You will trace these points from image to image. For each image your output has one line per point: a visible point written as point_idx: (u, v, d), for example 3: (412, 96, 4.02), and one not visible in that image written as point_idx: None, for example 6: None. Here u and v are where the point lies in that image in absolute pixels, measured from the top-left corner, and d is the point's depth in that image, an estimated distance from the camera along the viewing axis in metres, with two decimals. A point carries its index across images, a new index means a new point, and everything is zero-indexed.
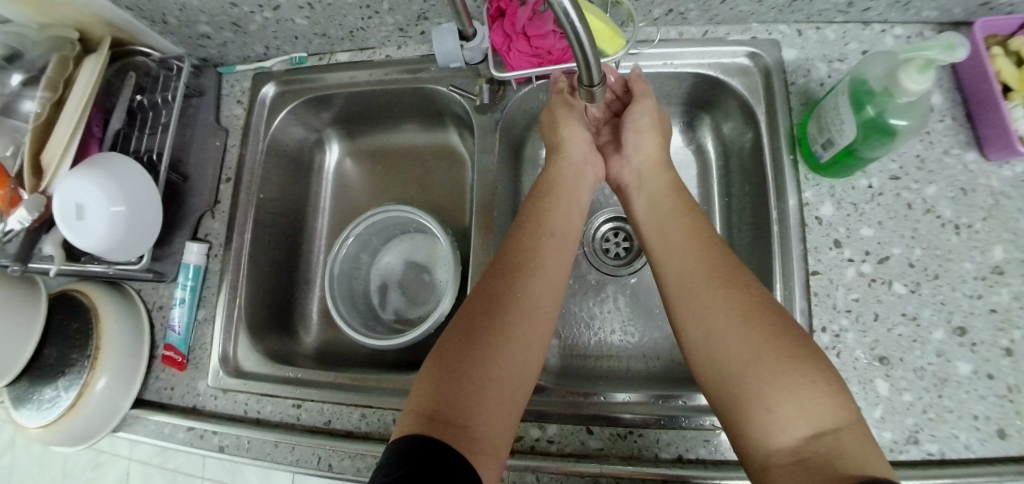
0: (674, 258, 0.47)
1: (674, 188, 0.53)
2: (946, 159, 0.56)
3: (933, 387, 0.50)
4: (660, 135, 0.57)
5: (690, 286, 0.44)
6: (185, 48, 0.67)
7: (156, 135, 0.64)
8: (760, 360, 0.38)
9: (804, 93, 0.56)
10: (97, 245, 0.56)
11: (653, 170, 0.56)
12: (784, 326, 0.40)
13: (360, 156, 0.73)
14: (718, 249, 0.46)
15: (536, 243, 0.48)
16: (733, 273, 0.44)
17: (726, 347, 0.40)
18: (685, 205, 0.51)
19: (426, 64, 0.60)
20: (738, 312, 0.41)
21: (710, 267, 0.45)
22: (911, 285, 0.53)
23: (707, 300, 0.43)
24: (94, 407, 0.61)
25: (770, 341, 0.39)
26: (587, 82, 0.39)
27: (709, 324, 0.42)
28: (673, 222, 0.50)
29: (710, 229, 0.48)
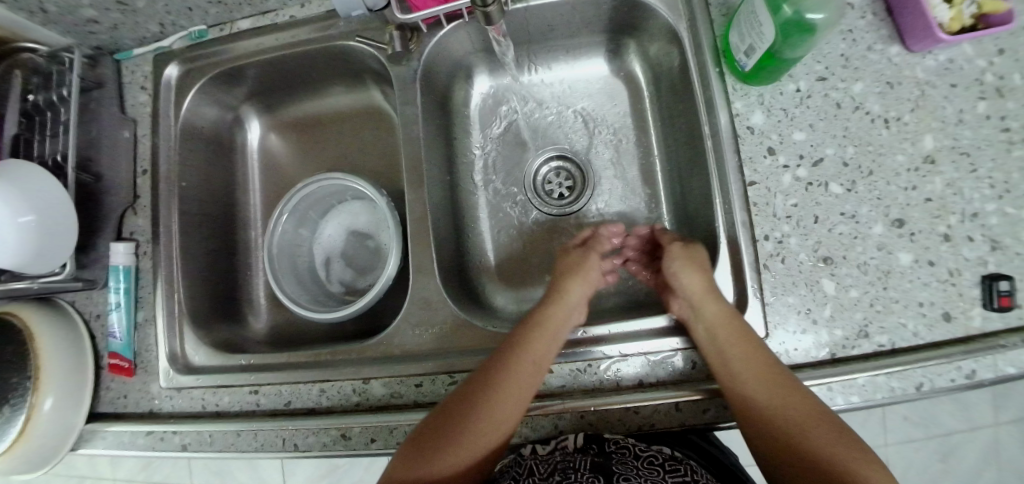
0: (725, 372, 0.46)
1: (719, 297, 0.49)
2: (871, 55, 0.55)
3: (877, 281, 0.51)
4: (689, 258, 0.52)
5: (751, 406, 0.44)
6: (74, 38, 0.62)
7: (58, 136, 0.58)
8: (822, 473, 0.40)
9: (724, 3, 0.55)
10: (10, 261, 0.52)
11: (686, 275, 0.51)
12: (840, 437, 0.41)
13: (285, 131, 0.69)
14: (765, 358, 0.45)
15: (533, 348, 0.48)
16: (788, 387, 0.44)
17: (790, 463, 0.42)
18: (721, 309, 0.48)
19: (333, 19, 0.56)
20: (795, 429, 0.42)
21: (764, 380, 0.44)
22: (847, 184, 0.53)
23: (771, 417, 0.43)
24: (48, 426, 0.58)
25: (831, 452, 0.40)
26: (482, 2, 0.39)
27: (774, 438, 0.43)
28: (718, 330, 0.47)
29: (756, 339, 0.46)
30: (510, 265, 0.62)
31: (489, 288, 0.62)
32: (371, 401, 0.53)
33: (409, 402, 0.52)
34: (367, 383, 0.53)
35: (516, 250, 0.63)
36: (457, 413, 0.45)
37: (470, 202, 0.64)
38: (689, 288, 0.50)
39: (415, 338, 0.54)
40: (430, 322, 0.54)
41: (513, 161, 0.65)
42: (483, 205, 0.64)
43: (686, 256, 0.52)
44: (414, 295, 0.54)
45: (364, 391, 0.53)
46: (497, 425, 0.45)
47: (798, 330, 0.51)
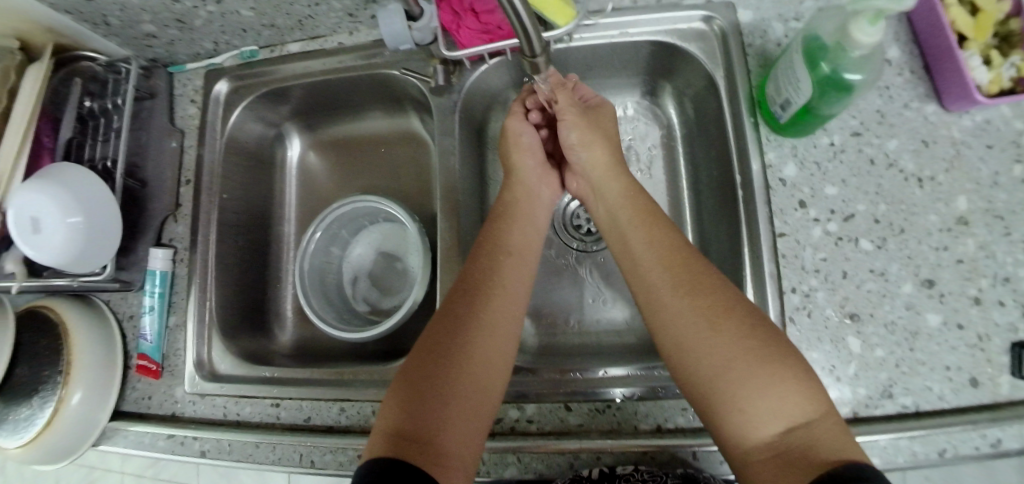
0: (638, 266, 0.47)
1: (627, 185, 0.52)
2: (907, 113, 0.55)
3: (904, 341, 0.51)
4: (595, 119, 0.56)
5: (659, 299, 0.43)
6: (132, 50, 0.64)
7: (110, 141, 0.62)
8: (726, 362, 0.38)
9: (762, 54, 0.55)
10: (59, 259, 0.55)
11: (593, 146, 0.55)
12: (749, 330, 0.39)
13: (322, 149, 0.71)
14: (682, 249, 0.46)
15: (494, 265, 0.49)
16: (698, 272, 0.43)
17: (697, 356, 0.40)
18: (645, 211, 0.49)
19: (379, 48, 0.59)
20: (702, 316, 0.40)
21: (674, 267, 0.44)
22: (877, 241, 0.53)
23: (676, 311, 0.42)
24: (72, 421, 0.60)
25: (737, 345, 0.38)
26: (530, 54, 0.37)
27: (678, 335, 0.41)
28: (641, 228, 0.48)
29: (673, 232, 0.47)
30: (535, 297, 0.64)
31: None
32: None
33: None
34: None
35: (543, 282, 0.64)
36: (449, 326, 0.45)
37: None
38: (603, 178, 0.54)
39: None
40: None
41: None
42: None
43: (593, 119, 0.56)
44: None
45: None
46: (481, 363, 0.43)
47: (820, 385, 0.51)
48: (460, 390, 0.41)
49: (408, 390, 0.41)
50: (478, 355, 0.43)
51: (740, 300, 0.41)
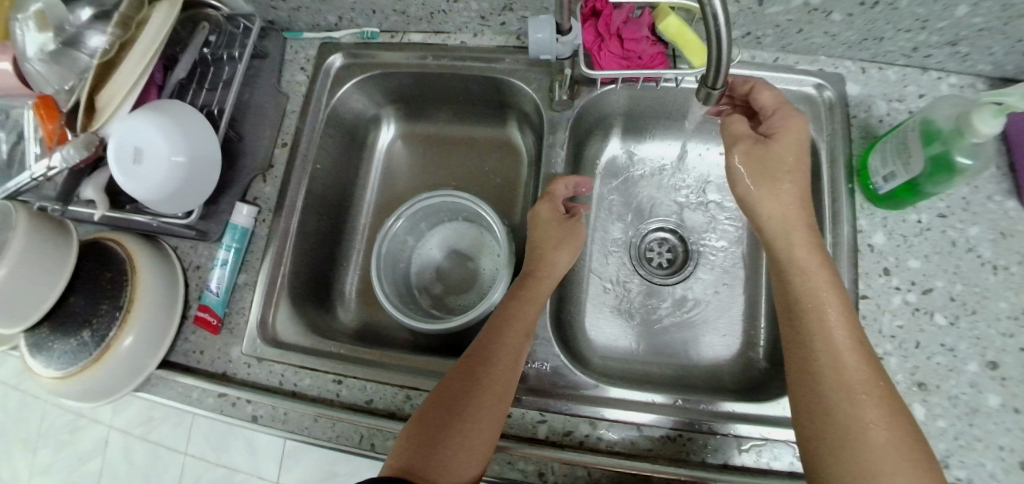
0: (803, 341, 0.44)
1: (805, 234, 0.47)
2: (989, 204, 0.58)
3: (964, 416, 0.52)
4: (763, 158, 0.48)
5: (812, 381, 0.42)
6: (255, 8, 0.65)
7: (217, 91, 0.62)
8: (876, 475, 0.37)
9: (866, 127, 0.59)
10: (154, 194, 0.54)
11: (764, 184, 0.48)
12: (904, 441, 0.38)
13: (413, 138, 0.73)
14: (852, 327, 0.43)
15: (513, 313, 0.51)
16: (859, 364, 0.41)
17: (840, 456, 0.39)
18: (820, 276, 0.45)
19: (501, 54, 0.61)
20: (856, 416, 0.39)
21: (836, 353, 0.42)
22: (950, 317, 0.55)
23: (837, 400, 0.40)
24: (121, 362, 0.58)
25: (891, 455, 0.37)
26: (709, 85, 0.38)
27: (829, 427, 0.40)
28: (814, 294, 0.45)
29: (845, 305, 0.44)
30: (600, 318, 0.65)
31: (581, 334, 0.64)
32: None
33: None
34: None
35: (611, 307, 0.66)
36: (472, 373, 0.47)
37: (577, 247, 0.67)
38: (780, 225, 0.47)
39: None
40: (531, 356, 0.56)
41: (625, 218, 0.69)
42: (589, 257, 0.68)
43: (760, 155, 0.49)
44: None
45: None
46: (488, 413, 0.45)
47: None
48: (462, 435, 0.44)
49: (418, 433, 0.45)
50: (478, 418, 0.45)
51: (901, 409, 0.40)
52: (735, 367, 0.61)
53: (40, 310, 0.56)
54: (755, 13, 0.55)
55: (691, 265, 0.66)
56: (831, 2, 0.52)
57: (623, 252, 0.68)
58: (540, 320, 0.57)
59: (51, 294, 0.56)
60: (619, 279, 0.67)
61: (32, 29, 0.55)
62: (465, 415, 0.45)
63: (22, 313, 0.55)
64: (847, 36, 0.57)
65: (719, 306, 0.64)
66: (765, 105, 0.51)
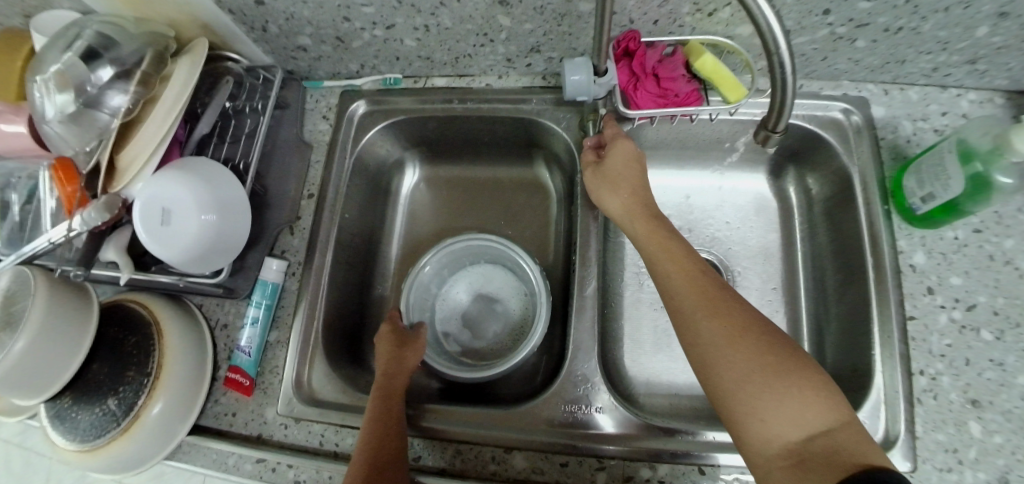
0: (669, 291, 0.46)
1: (648, 202, 0.52)
2: (1021, 216, 0.58)
3: (1021, 430, 0.51)
4: (604, 176, 0.54)
5: (681, 317, 0.44)
6: (275, 59, 0.64)
7: (240, 143, 0.61)
8: (748, 378, 0.39)
9: (894, 148, 0.60)
10: (182, 255, 0.52)
11: (605, 197, 0.53)
12: (766, 342, 0.40)
13: (437, 182, 0.73)
14: (692, 262, 0.46)
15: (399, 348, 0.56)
16: (711, 289, 0.44)
17: (718, 372, 0.40)
18: (665, 240, 0.48)
19: (528, 95, 0.61)
20: (724, 335, 0.41)
21: (692, 287, 0.44)
22: (996, 332, 0.55)
23: (700, 327, 0.42)
24: (151, 432, 0.55)
25: (755, 360, 0.39)
26: (772, 126, 0.40)
27: (702, 351, 0.41)
28: (657, 251, 0.48)
29: (684, 248, 0.48)
30: (642, 353, 0.64)
31: (623, 369, 0.63)
32: (511, 473, 0.52)
33: (552, 480, 0.51)
34: (508, 453, 0.53)
35: (650, 342, 0.65)
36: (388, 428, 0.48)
37: (612, 281, 0.67)
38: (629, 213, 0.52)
39: (566, 415, 0.53)
40: (582, 400, 0.54)
41: None
42: (624, 291, 0.67)
43: (601, 178, 0.54)
44: (567, 371, 0.55)
45: (504, 461, 0.53)
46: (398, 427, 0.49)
47: (944, 468, 0.51)
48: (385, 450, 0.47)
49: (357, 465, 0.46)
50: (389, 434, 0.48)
51: (758, 320, 0.42)
52: None
53: (64, 376, 0.53)
54: None
55: None
56: (856, 31, 0.53)
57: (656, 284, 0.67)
58: (588, 362, 0.55)
59: (76, 358, 0.53)
60: (655, 312, 0.66)
61: (52, 90, 0.52)
62: (389, 440, 0.48)
63: (46, 382, 0.52)
64: (870, 61, 0.58)
65: None
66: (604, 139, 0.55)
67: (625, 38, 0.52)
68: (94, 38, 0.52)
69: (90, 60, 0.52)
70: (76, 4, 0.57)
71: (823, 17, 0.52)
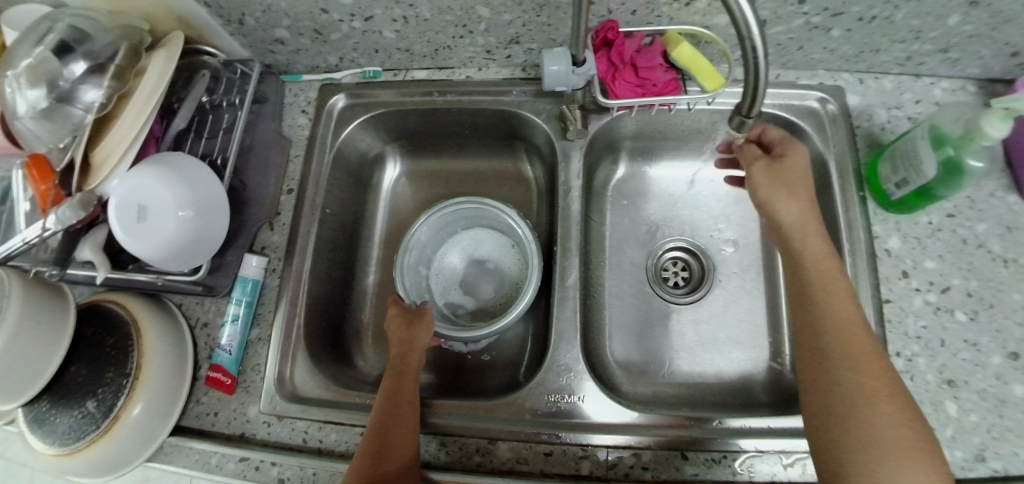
0: (812, 321, 0.45)
1: (820, 234, 0.49)
2: (992, 201, 0.59)
3: (995, 408, 0.52)
4: (778, 172, 0.52)
5: (822, 361, 0.43)
6: (253, 53, 0.63)
7: (218, 138, 0.60)
8: (877, 439, 0.37)
9: (869, 137, 0.61)
10: (158, 252, 0.51)
11: (778, 196, 0.51)
12: (908, 416, 0.38)
13: (418, 175, 0.73)
14: (860, 317, 0.44)
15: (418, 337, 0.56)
16: (866, 347, 0.42)
17: (846, 423, 0.39)
18: (835, 281, 0.46)
19: (508, 87, 0.61)
20: (864, 388, 0.40)
21: (845, 337, 0.43)
22: (970, 313, 0.56)
23: (844, 374, 0.41)
24: (131, 433, 0.54)
25: (893, 422, 0.38)
26: (744, 111, 0.39)
27: (839, 398, 0.40)
28: (827, 285, 0.46)
29: (849, 296, 0.46)
30: (625, 342, 0.65)
31: (606, 359, 0.64)
32: (496, 463, 0.52)
33: (535, 470, 0.51)
34: (492, 444, 0.53)
35: (634, 332, 0.66)
36: (393, 420, 0.48)
37: (596, 272, 0.68)
38: (799, 223, 0.50)
39: (549, 406, 0.54)
40: (566, 390, 0.54)
41: (639, 240, 0.70)
42: (608, 281, 0.68)
43: (776, 172, 0.52)
44: (551, 361, 0.56)
45: (488, 452, 0.53)
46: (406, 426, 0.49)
47: None
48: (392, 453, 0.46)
49: (359, 457, 0.46)
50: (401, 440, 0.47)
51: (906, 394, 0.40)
52: (766, 381, 0.61)
53: (42, 378, 0.52)
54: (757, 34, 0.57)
55: (706, 285, 0.66)
56: (832, 19, 0.54)
57: (639, 274, 0.68)
58: (571, 351, 0.56)
59: (54, 360, 0.52)
60: (639, 302, 0.67)
61: (24, 86, 0.50)
62: (392, 440, 0.47)
63: (25, 383, 0.51)
64: (845, 50, 0.59)
65: (738, 322, 0.65)
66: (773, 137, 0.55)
67: (603, 28, 0.52)
68: (66, 31, 0.50)
69: (63, 55, 0.50)
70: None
71: (799, 6, 0.52)
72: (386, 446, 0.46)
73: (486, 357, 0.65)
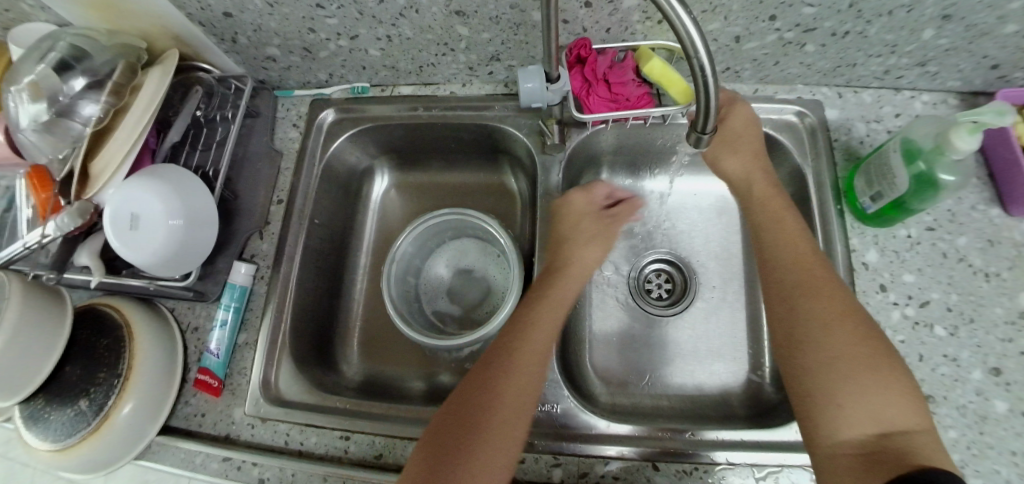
0: (771, 263, 0.50)
1: (766, 177, 0.56)
2: (974, 214, 0.59)
3: (975, 425, 0.52)
4: (723, 136, 0.57)
5: (786, 295, 0.47)
6: (247, 69, 0.66)
7: (211, 151, 0.62)
8: (835, 362, 0.42)
9: (847, 148, 0.62)
10: (147, 259, 0.53)
11: (725, 155, 0.57)
12: (862, 338, 0.43)
13: (407, 187, 0.75)
14: (811, 251, 0.49)
15: (535, 318, 0.50)
16: (820, 276, 0.47)
17: (807, 349, 0.43)
18: (783, 217, 0.52)
19: (491, 102, 0.63)
20: (820, 317, 0.44)
21: (803, 271, 0.47)
22: (949, 328, 0.55)
23: (806, 306, 0.45)
24: (121, 431, 0.56)
25: (849, 346, 0.42)
26: (699, 128, 0.40)
27: (795, 328, 0.45)
28: (775, 224, 0.52)
29: (798, 228, 0.51)
30: (605, 352, 0.66)
31: (587, 368, 0.64)
32: None
33: None
34: None
35: (616, 341, 0.66)
36: (472, 418, 0.44)
37: None
38: (744, 181, 0.57)
39: None
40: (540, 398, 0.55)
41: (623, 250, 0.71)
42: (592, 290, 0.69)
43: (720, 136, 0.58)
44: None
45: None
46: (508, 431, 0.44)
47: None
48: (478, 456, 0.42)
49: (426, 447, 0.44)
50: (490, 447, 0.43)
51: (863, 316, 0.44)
52: (744, 394, 0.62)
53: (38, 377, 0.54)
54: (732, 49, 0.58)
55: (691, 295, 0.67)
56: (804, 35, 0.55)
57: (623, 284, 0.69)
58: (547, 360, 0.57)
59: (50, 360, 0.54)
60: (620, 312, 0.68)
61: (25, 100, 0.53)
62: (472, 441, 0.43)
63: (23, 379, 0.53)
64: (821, 65, 0.60)
65: (719, 333, 0.65)
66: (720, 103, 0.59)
67: (576, 45, 0.54)
68: (66, 50, 0.53)
69: (62, 72, 0.53)
70: (52, 19, 0.59)
71: (770, 22, 0.53)
72: (462, 445, 0.43)
73: (470, 365, 0.66)
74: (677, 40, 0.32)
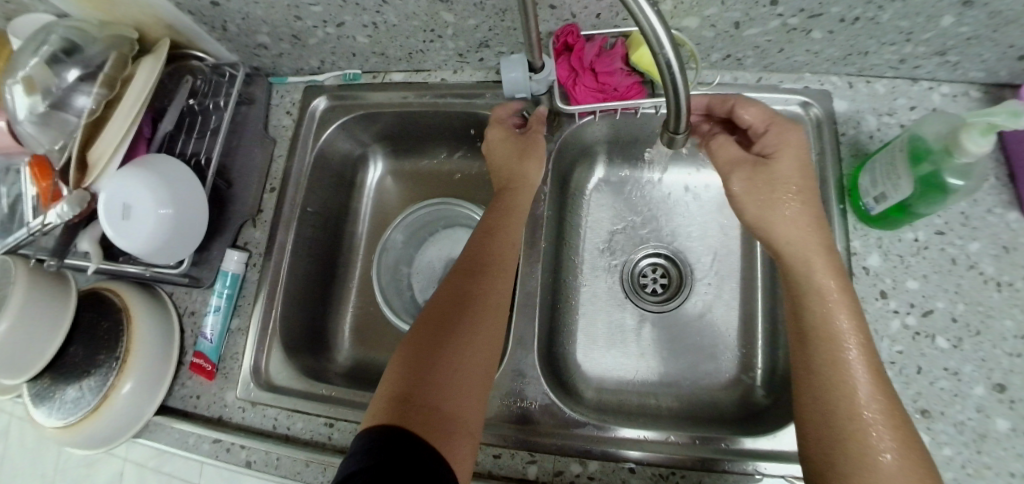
0: (805, 319, 0.44)
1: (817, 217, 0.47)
2: (989, 217, 0.55)
3: (972, 443, 0.49)
4: (766, 179, 0.48)
5: (809, 354, 0.42)
6: (240, 56, 0.66)
7: (205, 139, 0.63)
8: (871, 447, 0.37)
9: (854, 144, 0.59)
10: (140, 247, 0.55)
11: (768, 205, 0.47)
12: (894, 417, 0.38)
13: (402, 175, 0.74)
14: (856, 312, 0.43)
15: (499, 239, 0.52)
16: (857, 341, 0.41)
17: (834, 419, 0.39)
18: (842, 287, 0.44)
19: (482, 90, 0.62)
20: (850, 386, 0.40)
21: (828, 330, 0.42)
22: (953, 340, 0.53)
23: (834, 371, 0.40)
24: (120, 410, 0.58)
25: (890, 433, 0.38)
26: (671, 128, 0.40)
27: (825, 396, 0.40)
28: (814, 276, 0.44)
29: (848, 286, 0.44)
30: (594, 348, 0.65)
31: (574, 363, 0.64)
32: None
33: (484, 470, 0.53)
34: None
35: (605, 338, 0.65)
36: (459, 338, 0.45)
37: (569, 275, 0.67)
38: (800, 245, 0.45)
39: (506, 409, 0.54)
40: (520, 395, 0.55)
41: (617, 245, 0.69)
42: (583, 284, 0.68)
43: (764, 175, 0.48)
44: (507, 365, 0.56)
45: None
46: (479, 344, 0.45)
47: None
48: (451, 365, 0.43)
49: (402, 365, 0.43)
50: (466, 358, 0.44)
51: (886, 378, 0.40)
52: (734, 397, 0.60)
53: (41, 359, 0.56)
54: (732, 36, 0.55)
55: (685, 292, 0.65)
56: (809, 22, 0.51)
57: (615, 278, 0.68)
58: (528, 357, 0.56)
59: (52, 343, 0.57)
60: (611, 308, 0.66)
61: (20, 93, 0.55)
62: (449, 358, 0.44)
63: (26, 360, 0.55)
64: (829, 53, 0.57)
65: (712, 333, 0.63)
66: (753, 121, 0.52)
67: (563, 32, 0.52)
68: (59, 43, 0.55)
69: (55, 64, 0.55)
70: (50, 8, 0.60)
71: (771, 8, 0.50)
72: (439, 358, 0.43)
73: None
74: (641, 34, 0.30)
